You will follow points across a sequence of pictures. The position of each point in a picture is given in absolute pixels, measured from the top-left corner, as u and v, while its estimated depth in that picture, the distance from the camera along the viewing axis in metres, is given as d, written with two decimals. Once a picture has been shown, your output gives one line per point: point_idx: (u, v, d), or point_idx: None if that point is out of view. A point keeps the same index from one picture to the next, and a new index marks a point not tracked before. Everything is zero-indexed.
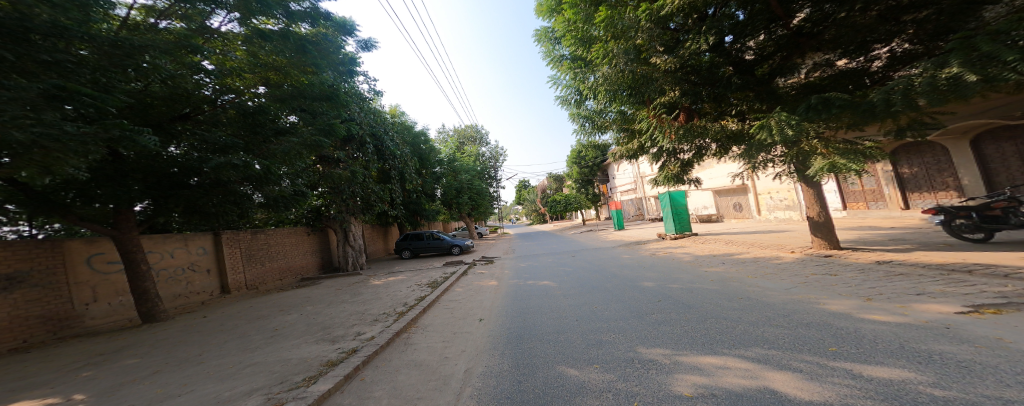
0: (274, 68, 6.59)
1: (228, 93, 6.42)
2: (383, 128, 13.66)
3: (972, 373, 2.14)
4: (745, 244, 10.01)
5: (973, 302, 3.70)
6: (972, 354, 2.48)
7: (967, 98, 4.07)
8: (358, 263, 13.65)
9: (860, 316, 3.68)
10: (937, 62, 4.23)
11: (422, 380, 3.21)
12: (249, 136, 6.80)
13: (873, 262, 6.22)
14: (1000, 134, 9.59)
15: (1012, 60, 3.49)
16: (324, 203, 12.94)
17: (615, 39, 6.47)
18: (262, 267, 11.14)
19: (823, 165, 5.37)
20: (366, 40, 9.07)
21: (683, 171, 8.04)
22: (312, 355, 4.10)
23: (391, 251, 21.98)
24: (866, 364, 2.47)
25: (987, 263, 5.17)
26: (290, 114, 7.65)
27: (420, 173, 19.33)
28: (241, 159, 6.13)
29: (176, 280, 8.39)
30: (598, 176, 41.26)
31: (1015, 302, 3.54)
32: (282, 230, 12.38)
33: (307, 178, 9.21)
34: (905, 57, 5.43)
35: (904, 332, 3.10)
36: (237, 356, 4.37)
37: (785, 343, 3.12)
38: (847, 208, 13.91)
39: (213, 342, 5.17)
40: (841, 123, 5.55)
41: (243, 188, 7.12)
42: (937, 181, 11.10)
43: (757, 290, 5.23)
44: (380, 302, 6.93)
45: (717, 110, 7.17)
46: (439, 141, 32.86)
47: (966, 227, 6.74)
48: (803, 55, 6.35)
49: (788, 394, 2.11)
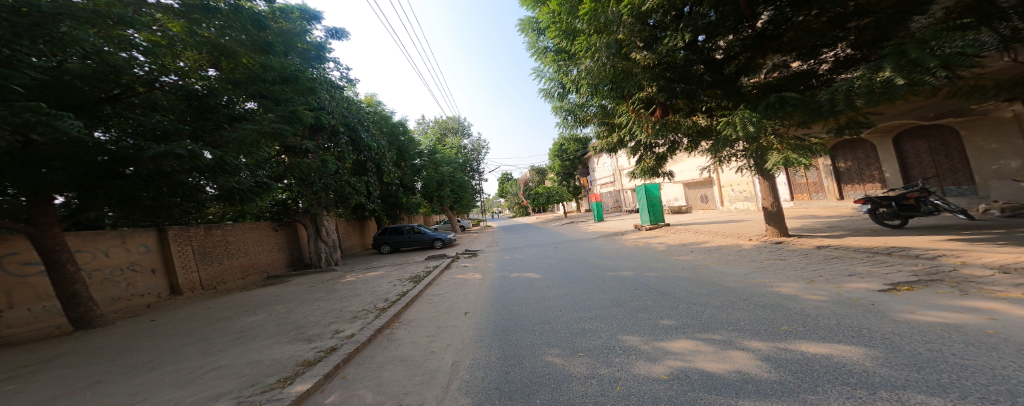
0: (218, 48, 5.65)
1: (168, 74, 5.72)
2: (358, 118, 12.96)
3: (894, 343, 2.50)
4: (711, 234, 10.75)
5: (892, 281, 4.26)
6: (892, 326, 2.88)
7: (894, 100, 4.58)
8: (332, 259, 13.04)
9: (804, 296, 4.11)
10: (874, 66, 4.71)
11: (409, 376, 3.17)
12: (197, 122, 6.27)
13: (815, 247, 6.95)
14: (916, 132, 10.91)
15: (932, 67, 3.97)
16: (291, 196, 12.20)
17: (597, 33, 6.62)
18: (221, 266, 10.35)
19: (779, 160, 5.89)
20: (335, 28, 8.50)
21: (659, 165, 8.46)
22: (287, 355, 3.91)
23: (369, 246, 21.20)
24: (812, 341, 2.77)
25: (904, 246, 5.97)
26: (249, 100, 7.09)
27: (399, 166, 18.75)
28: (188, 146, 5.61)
29: (113, 282, 7.54)
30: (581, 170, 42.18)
31: (923, 279, 4.15)
32: (242, 225, 11.46)
33: (269, 169, 8.66)
34: (846, 61, 6.04)
35: (839, 310, 3.50)
36: (197, 360, 4.05)
37: (746, 324, 3.43)
38: (794, 199, 15.46)
39: (166, 347, 4.72)
40: (794, 120, 6.06)
41: (192, 180, 6.50)
42: (866, 174, 12.54)
43: (721, 276, 5.65)
44: (359, 299, 6.68)
45: (689, 106, 7.34)
46: (419, 133, 31.69)
47: (886, 215, 7.70)
48: (764, 56, 6.76)
49: (752, 373, 2.32)
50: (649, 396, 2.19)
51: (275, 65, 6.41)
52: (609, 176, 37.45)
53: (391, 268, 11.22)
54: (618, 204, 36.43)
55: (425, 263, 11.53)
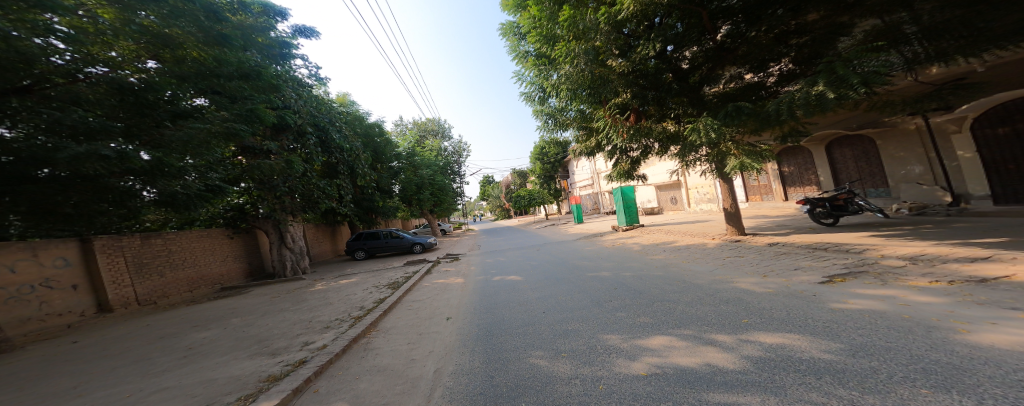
0: (161, 38, 4.96)
1: (94, 65, 4.89)
2: (328, 118, 12.25)
3: (833, 331, 2.78)
4: (680, 233, 11.38)
5: (829, 273, 4.76)
6: (831, 314, 3.21)
7: (826, 112, 5.12)
8: (299, 267, 12.20)
9: (758, 290, 4.47)
10: (810, 81, 5.25)
11: (388, 385, 3.02)
12: (135, 119, 5.32)
13: (767, 244, 7.58)
14: (843, 141, 12.37)
15: (856, 83, 4.51)
16: (249, 201, 11.30)
17: (576, 39, 6.88)
18: (161, 280, 9.27)
19: (735, 165, 6.40)
20: (302, 27, 8.04)
21: (634, 168, 8.83)
22: (247, 372, 3.57)
23: (341, 253, 20.11)
24: (768, 332, 3.00)
25: (836, 242, 6.69)
26: (198, 96, 6.32)
27: (375, 168, 18.00)
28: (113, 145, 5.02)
29: (24, 301, 6.48)
30: (561, 173, 42.95)
31: (853, 271, 4.68)
32: (189, 233, 10.37)
33: (220, 171, 7.97)
34: (788, 75, 6.63)
35: (787, 301, 3.85)
36: (136, 383, 3.58)
37: (711, 319, 3.66)
38: (749, 201, 16.75)
39: (95, 371, 4.13)
40: (747, 128, 6.60)
41: (125, 183, 5.66)
42: (805, 178, 13.89)
43: (690, 273, 5.98)
44: (330, 308, 6.27)
45: (659, 112, 7.70)
46: (397, 134, 30.68)
47: (822, 214, 8.59)
48: (723, 67, 7.24)
49: (720, 365, 2.46)
50: (629, 393, 2.25)
51: (232, 59, 5.79)
52: (587, 179, 38.42)
53: (367, 275, 10.68)
54: (595, 206, 37.45)
55: (403, 269, 11.10)
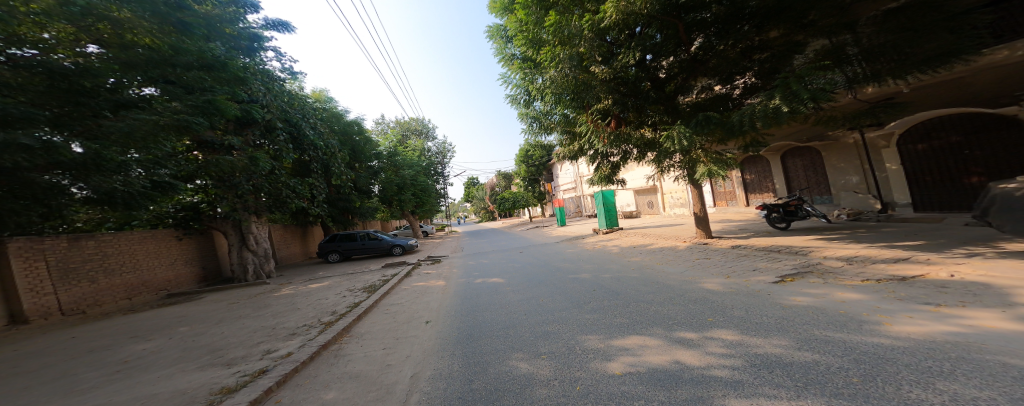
0: (107, 21, 4.34)
1: (21, 47, 4.25)
2: (300, 113, 11.47)
3: (786, 327, 3.00)
4: (654, 236, 11.83)
5: (782, 273, 5.13)
6: (783, 311, 3.47)
7: (780, 124, 5.54)
8: (262, 271, 11.42)
9: (722, 290, 4.74)
10: (768, 95, 5.66)
11: (361, 392, 2.88)
12: (68, 109, 4.55)
13: (731, 246, 8.05)
14: (795, 152, 13.42)
15: (805, 99, 4.92)
16: (206, 199, 10.47)
17: (562, 45, 6.99)
18: (92, 286, 8.31)
19: (704, 172, 6.75)
20: (276, 20, 7.58)
21: (614, 173, 9.06)
22: (198, 384, 3.28)
23: (312, 256, 19.10)
24: (729, 329, 3.17)
25: (789, 245, 7.23)
26: (147, 86, 5.60)
27: (352, 167, 17.24)
28: (38, 135, 4.23)
29: None
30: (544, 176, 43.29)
31: (801, 271, 5.09)
32: (129, 235, 9.39)
33: (172, 166, 7.30)
34: (751, 88, 7.09)
35: (746, 300, 4.11)
36: (59, 402, 3.18)
37: (679, 318, 3.83)
38: (716, 206, 17.75)
39: (8, 390, 3.62)
40: (715, 137, 7.02)
41: (48, 178, 4.85)
42: (763, 185, 15.00)
43: (661, 275, 6.23)
44: (298, 314, 5.90)
45: (637, 119, 8.00)
46: (378, 133, 29.60)
47: (775, 219, 9.28)
48: (696, 78, 7.64)
49: (687, 362, 2.57)
50: (605, 393, 2.28)
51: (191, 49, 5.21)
52: (570, 183, 38.99)
53: (342, 278, 10.19)
54: (577, 210, 38.01)
55: (381, 272, 10.68)
